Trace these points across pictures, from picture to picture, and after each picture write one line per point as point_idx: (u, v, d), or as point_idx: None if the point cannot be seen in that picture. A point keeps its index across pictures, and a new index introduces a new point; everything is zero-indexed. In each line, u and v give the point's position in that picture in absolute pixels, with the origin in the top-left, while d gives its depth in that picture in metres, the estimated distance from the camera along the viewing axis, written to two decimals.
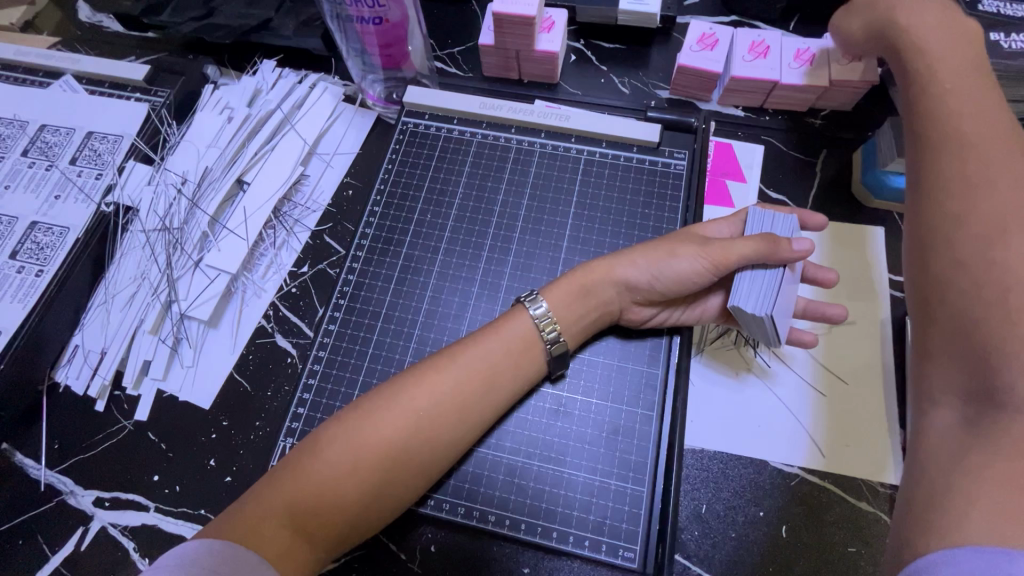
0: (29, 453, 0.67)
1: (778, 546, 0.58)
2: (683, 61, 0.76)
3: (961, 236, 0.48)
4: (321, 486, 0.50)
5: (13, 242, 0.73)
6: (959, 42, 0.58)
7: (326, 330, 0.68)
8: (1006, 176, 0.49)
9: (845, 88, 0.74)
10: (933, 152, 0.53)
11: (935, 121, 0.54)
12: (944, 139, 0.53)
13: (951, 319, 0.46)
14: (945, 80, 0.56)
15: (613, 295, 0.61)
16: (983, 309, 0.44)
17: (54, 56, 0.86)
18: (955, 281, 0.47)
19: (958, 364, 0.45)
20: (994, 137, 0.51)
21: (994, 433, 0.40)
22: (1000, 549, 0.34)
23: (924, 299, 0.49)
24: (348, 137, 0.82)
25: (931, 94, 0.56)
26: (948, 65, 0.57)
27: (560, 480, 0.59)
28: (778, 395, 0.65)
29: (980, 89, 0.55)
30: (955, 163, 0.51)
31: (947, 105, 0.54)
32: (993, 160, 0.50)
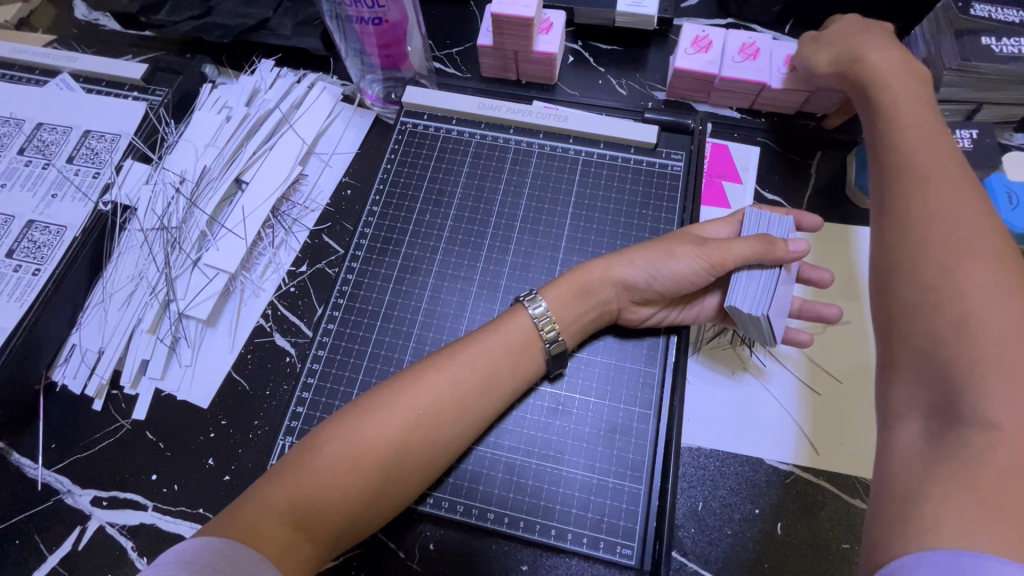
0: (25, 453, 0.66)
1: (772, 543, 0.58)
2: (677, 65, 0.77)
3: (920, 254, 0.49)
4: (321, 485, 0.50)
5: (10, 241, 0.73)
6: (914, 81, 0.61)
7: (325, 329, 0.69)
8: (960, 200, 0.50)
9: (831, 95, 0.74)
10: (892, 177, 0.55)
11: (893, 149, 0.56)
12: (905, 165, 0.54)
13: (917, 337, 0.46)
14: (904, 112, 0.59)
15: (612, 295, 0.62)
16: (943, 328, 0.45)
17: (50, 54, 0.86)
18: (916, 299, 0.47)
19: (923, 382, 0.45)
20: (948, 162, 0.53)
21: (956, 444, 0.41)
22: (969, 550, 0.35)
23: (888, 319, 0.50)
24: (347, 137, 0.82)
25: (891, 123, 0.58)
26: (905, 99, 0.60)
27: (559, 478, 0.60)
28: (773, 394, 0.66)
29: (934, 120, 0.57)
30: (912, 184, 0.52)
31: (906, 135, 0.57)
32: (946, 182, 0.51)
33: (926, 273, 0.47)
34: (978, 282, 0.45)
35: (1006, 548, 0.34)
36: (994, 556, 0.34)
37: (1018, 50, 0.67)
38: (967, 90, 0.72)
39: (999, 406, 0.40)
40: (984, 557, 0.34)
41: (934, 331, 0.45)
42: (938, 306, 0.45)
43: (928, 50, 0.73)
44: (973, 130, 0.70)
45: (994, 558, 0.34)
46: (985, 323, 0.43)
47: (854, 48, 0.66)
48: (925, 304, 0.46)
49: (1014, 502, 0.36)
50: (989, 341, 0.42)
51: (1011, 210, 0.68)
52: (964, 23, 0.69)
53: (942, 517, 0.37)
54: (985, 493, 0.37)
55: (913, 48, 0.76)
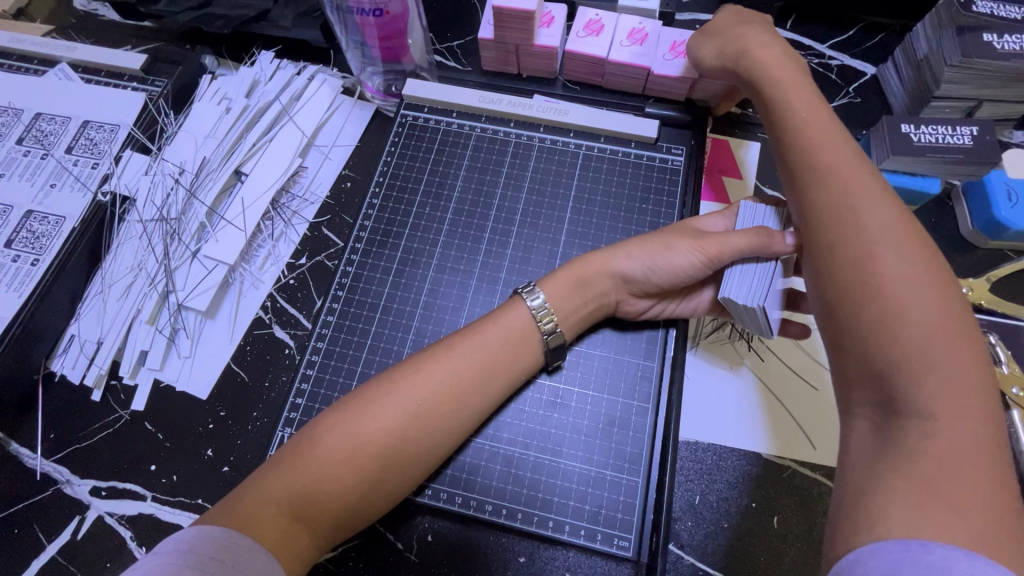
0: (24, 442, 0.66)
1: (765, 534, 0.59)
2: (568, 48, 0.78)
3: (835, 254, 0.49)
4: (321, 474, 0.50)
5: (8, 231, 0.73)
6: (803, 76, 0.62)
7: (324, 321, 0.69)
8: (866, 194, 0.50)
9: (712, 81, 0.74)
10: (798, 177, 0.55)
11: (795, 147, 0.56)
12: (810, 165, 0.54)
13: (860, 340, 0.45)
14: (800, 108, 0.58)
15: (610, 287, 0.62)
16: (869, 325, 0.45)
17: (49, 43, 0.86)
18: (849, 299, 0.47)
19: (861, 378, 0.45)
20: (846, 154, 0.53)
21: (898, 437, 0.41)
22: (922, 541, 0.35)
23: (825, 320, 0.49)
24: (347, 129, 0.82)
25: (789, 121, 0.58)
26: (797, 95, 0.60)
27: (556, 471, 0.60)
28: (766, 387, 0.66)
29: (827, 114, 0.58)
30: (815, 184, 0.53)
31: (805, 133, 0.56)
32: (847, 175, 0.52)
33: (845, 272, 0.47)
34: (900, 276, 0.45)
35: (952, 536, 0.35)
36: (944, 544, 0.35)
37: (1020, 47, 0.67)
38: (966, 87, 0.72)
39: (933, 395, 0.41)
40: (933, 544, 0.35)
41: (864, 330, 0.45)
42: (862, 304, 0.46)
43: (930, 48, 0.73)
44: (973, 127, 0.70)
45: (943, 546, 0.35)
46: (911, 317, 0.43)
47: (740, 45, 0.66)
48: (851, 302, 0.46)
49: (961, 491, 0.37)
50: (914, 334, 0.43)
51: (1010, 208, 0.68)
52: (965, 20, 0.68)
53: (891, 508, 0.38)
54: (925, 485, 0.38)
55: (915, 44, 0.75)
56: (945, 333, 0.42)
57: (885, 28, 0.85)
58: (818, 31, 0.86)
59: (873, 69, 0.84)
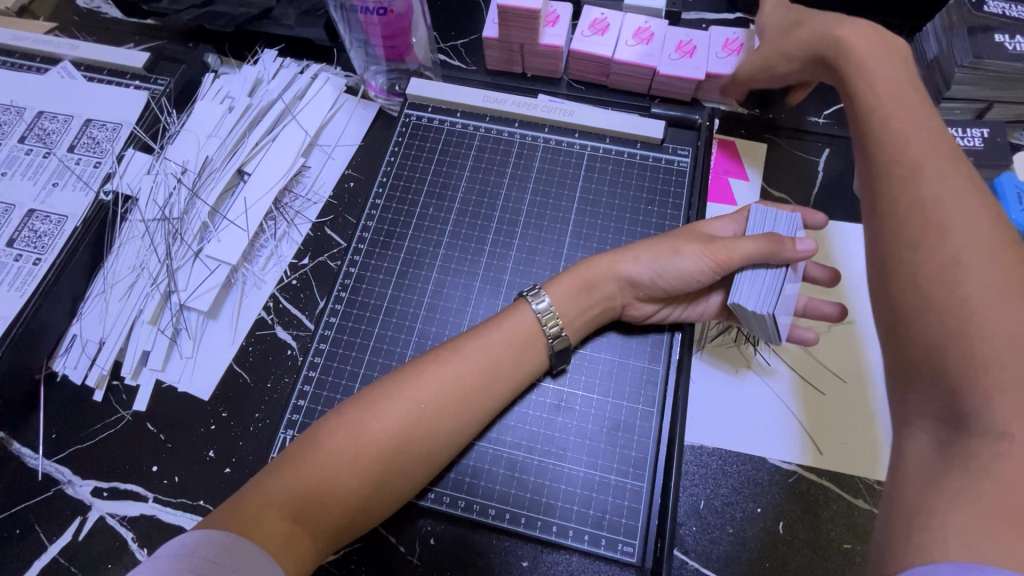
0: (26, 442, 0.66)
1: (772, 540, 0.58)
2: (573, 47, 0.78)
3: (915, 256, 0.46)
4: (324, 477, 0.50)
5: (10, 230, 0.73)
6: (893, 68, 0.57)
7: (327, 323, 0.68)
8: (958, 199, 0.47)
9: (717, 79, 0.76)
10: (879, 171, 0.51)
11: (880, 140, 0.53)
12: (896, 164, 0.50)
13: (932, 350, 0.42)
14: (886, 104, 0.55)
15: (616, 290, 0.62)
16: (945, 331, 0.42)
17: (51, 41, 0.85)
18: (922, 307, 0.44)
19: (925, 387, 0.43)
20: (937, 154, 0.50)
21: (965, 454, 0.39)
22: (974, 564, 0.34)
23: (890, 327, 0.47)
24: (350, 129, 0.82)
25: (875, 116, 0.55)
26: (885, 86, 0.56)
27: (559, 475, 0.59)
28: (774, 391, 0.66)
29: (922, 108, 0.54)
30: (899, 180, 0.50)
31: (895, 130, 0.52)
32: (938, 175, 0.48)
33: (924, 275, 0.45)
34: (985, 288, 0.42)
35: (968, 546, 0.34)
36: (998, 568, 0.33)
37: None
38: (977, 88, 0.71)
39: (1006, 412, 0.38)
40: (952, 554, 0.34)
41: (936, 340, 0.42)
42: (938, 310, 0.43)
43: (940, 49, 0.72)
44: (984, 129, 0.70)
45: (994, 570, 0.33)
46: (990, 332, 0.40)
47: (828, 32, 0.62)
48: (926, 306, 0.44)
49: (1014, 511, 0.35)
50: (994, 349, 0.40)
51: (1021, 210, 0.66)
52: (976, 20, 0.68)
53: (948, 530, 0.36)
54: (990, 507, 0.36)
55: (925, 45, 0.75)
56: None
57: (894, 27, 0.84)
58: None
59: None
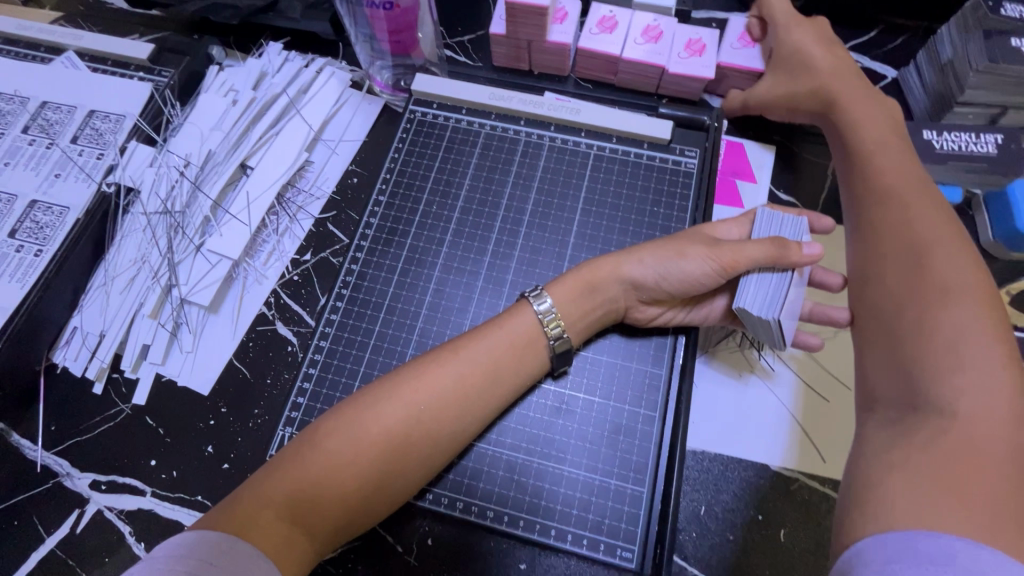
0: (25, 434, 0.66)
1: (771, 548, 0.58)
2: (581, 45, 0.77)
3: (885, 266, 0.54)
4: (321, 474, 0.49)
5: (12, 221, 0.72)
6: (879, 111, 0.67)
7: (328, 320, 0.68)
8: (925, 217, 0.55)
9: (729, 71, 0.76)
10: (859, 195, 0.61)
11: (863, 174, 0.62)
12: (873, 189, 0.60)
13: (894, 340, 0.50)
14: (870, 140, 0.64)
15: (620, 293, 0.61)
16: (908, 327, 0.49)
17: (56, 31, 0.85)
18: (889, 306, 0.52)
19: (887, 373, 0.49)
20: (908, 182, 0.59)
21: (917, 428, 0.44)
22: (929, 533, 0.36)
23: (863, 323, 0.54)
24: (355, 124, 0.81)
25: (859, 149, 0.64)
26: (870, 124, 0.66)
27: (559, 479, 0.59)
28: (778, 397, 0.65)
29: (902, 149, 0.62)
30: (876, 206, 0.58)
31: (874, 161, 0.62)
32: (913, 202, 0.56)
33: (891, 279, 0.53)
34: (943, 287, 0.49)
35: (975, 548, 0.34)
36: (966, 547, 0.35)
37: None
38: (992, 93, 0.70)
39: (953, 394, 0.44)
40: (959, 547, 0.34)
41: (899, 332, 0.50)
42: (902, 308, 0.50)
43: (955, 51, 0.70)
44: (998, 134, 0.69)
45: (946, 535, 0.36)
46: (943, 321, 0.47)
47: (819, 83, 0.70)
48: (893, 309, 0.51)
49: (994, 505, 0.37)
50: (946, 336, 0.47)
51: None
52: (992, 23, 0.67)
53: (903, 504, 0.39)
54: (931, 475, 0.40)
55: (938, 48, 0.73)
56: (980, 341, 0.45)
57: (907, 30, 0.83)
58: (838, 31, 0.84)
59: (893, 72, 0.81)
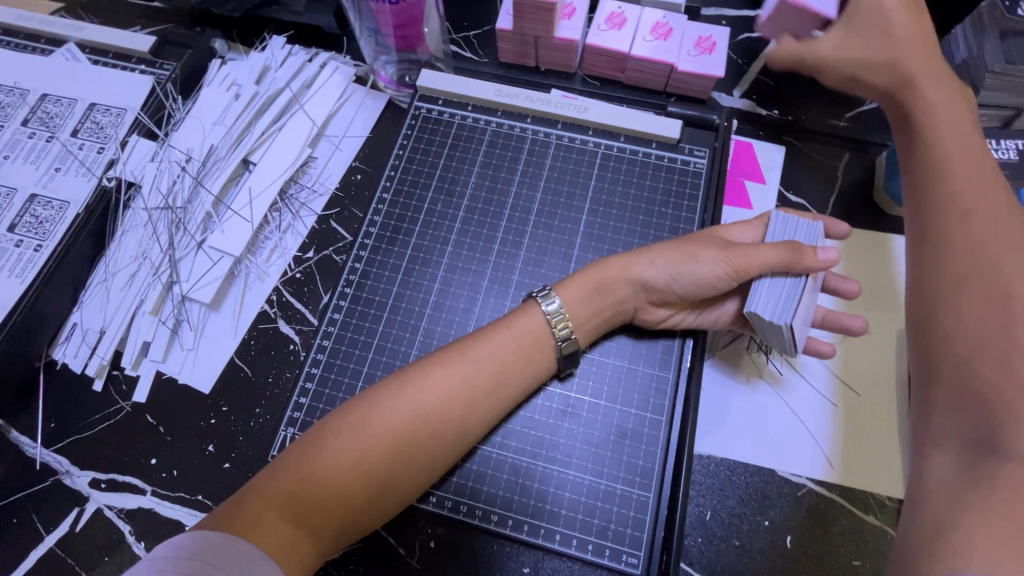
0: (24, 431, 0.65)
1: (777, 554, 0.57)
2: (589, 41, 0.75)
3: (964, 295, 0.51)
4: (326, 477, 0.49)
5: (11, 215, 0.72)
6: (954, 98, 0.60)
7: (331, 319, 0.67)
8: (1008, 240, 0.51)
9: (791, 7, 0.68)
10: (933, 203, 0.55)
11: (939, 181, 0.56)
12: (950, 200, 0.55)
13: (966, 377, 0.48)
14: (945, 134, 0.57)
15: (628, 294, 0.60)
16: (988, 367, 0.47)
17: (56, 23, 0.83)
18: (970, 342, 0.49)
19: (953, 411, 0.48)
20: (989, 196, 0.54)
21: (990, 473, 0.43)
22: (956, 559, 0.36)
23: (926, 353, 0.52)
24: (359, 120, 0.80)
25: (933, 144, 0.57)
26: (946, 114, 0.58)
27: (564, 482, 0.58)
28: (786, 402, 0.64)
29: (978, 149, 0.57)
30: (956, 222, 0.53)
31: (952, 163, 0.56)
32: (998, 226, 0.52)
33: (970, 311, 0.50)
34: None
35: None
36: None
37: None
38: (1007, 94, 0.68)
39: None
40: None
41: (976, 370, 0.48)
42: (984, 347, 0.48)
43: (969, 53, 0.70)
44: (1018, 139, 0.68)
45: None
46: None
47: (896, 51, 0.61)
48: (974, 349, 0.49)
49: None
50: None
51: None
52: (1010, 24, 0.65)
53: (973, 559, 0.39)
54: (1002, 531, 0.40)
55: (951, 48, 0.73)
56: None
57: None
58: None
59: None
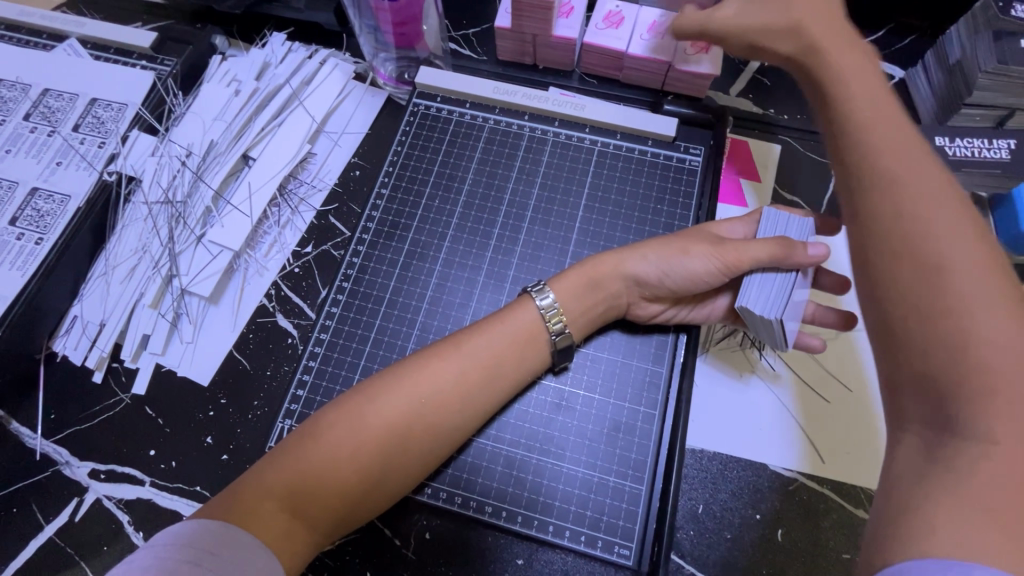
0: (24, 422, 0.66)
1: (768, 548, 0.58)
2: (587, 40, 0.76)
3: (895, 265, 0.44)
4: (322, 468, 0.49)
5: (13, 208, 0.72)
6: (864, 58, 0.56)
7: (328, 313, 0.68)
8: (939, 196, 0.46)
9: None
10: (852, 169, 0.50)
11: (848, 141, 0.51)
12: (871, 161, 0.49)
13: (921, 359, 0.41)
14: (859, 95, 0.53)
15: (621, 289, 0.61)
16: (940, 345, 0.41)
17: (59, 19, 0.84)
18: (914, 317, 0.42)
19: (917, 398, 0.42)
20: (917, 152, 0.49)
21: (949, 458, 0.39)
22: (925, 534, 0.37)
23: (878, 334, 0.45)
24: (358, 116, 0.80)
25: (848, 105, 0.53)
26: (855, 76, 0.55)
27: (558, 475, 0.59)
28: (778, 398, 0.65)
29: (892, 105, 0.52)
30: (877, 185, 0.47)
31: (866, 124, 0.51)
32: (912, 177, 0.47)
33: (908, 282, 0.43)
34: (976, 292, 0.41)
35: (980, 553, 0.34)
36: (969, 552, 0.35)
37: None
38: (1000, 95, 0.69)
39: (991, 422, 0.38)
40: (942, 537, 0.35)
41: (929, 349, 0.41)
42: (929, 321, 0.42)
43: (964, 53, 0.70)
44: (1011, 140, 0.68)
45: None
46: (984, 336, 0.39)
47: (798, 17, 0.59)
48: (909, 318, 0.43)
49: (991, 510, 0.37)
50: (989, 356, 0.39)
51: None
52: (1002, 25, 0.67)
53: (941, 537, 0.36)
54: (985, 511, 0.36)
55: (947, 48, 0.73)
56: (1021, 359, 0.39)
57: (916, 29, 0.83)
58: None
59: (901, 72, 0.80)
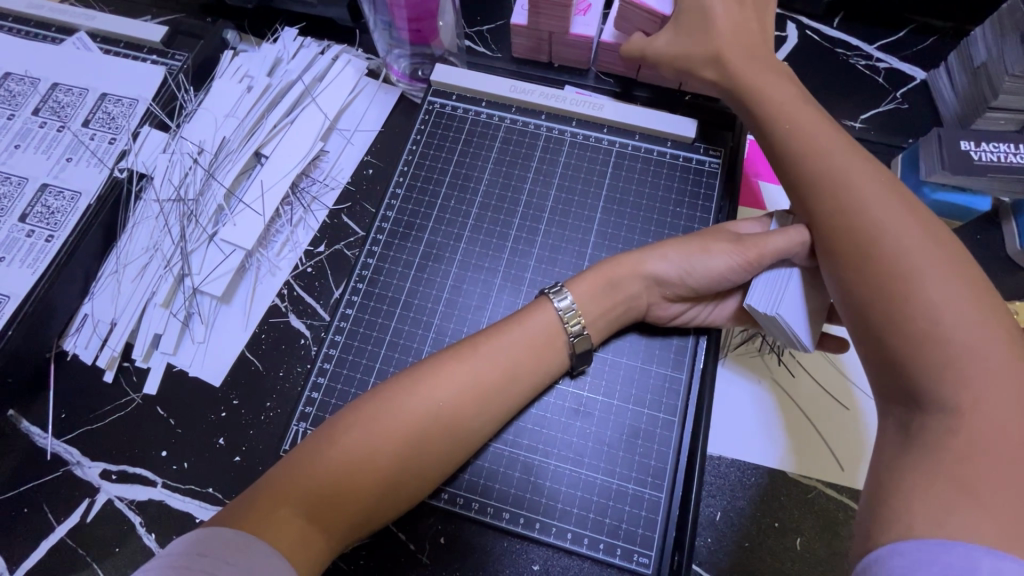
0: (35, 421, 0.65)
1: (787, 557, 0.57)
2: (603, 39, 0.75)
3: (851, 261, 0.51)
4: (341, 476, 0.49)
5: (22, 205, 0.71)
6: (783, 79, 0.64)
7: (343, 315, 0.67)
8: (869, 194, 0.53)
9: (635, 9, 0.71)
10: (798, 183, 0.57)
11: (791, 157, 0.58)
12: (811, 174, 0.56)
13: (889, 341, 0.47)
14: (788, 115, 0.60)
15: (641, 289, 0.60)
16: (899, 326, 0.47)
17: (67, 12, 0.83)
18: (872, 304, 0.49)
19: (892, 378, 0.47)
20: (849, 157, 0.56)
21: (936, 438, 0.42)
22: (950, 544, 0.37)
23: (853, 322, 0.51)
24: (371, 114, 0.79)
25: (783, 124, 0.60)
26: (783, 96, 0.62)
27: (576, 481, 0.58)
28: (799, 405, 0.64)
29: (816, 118, 0.60)
30: (820, 194, 0.55)
31: (798, 142, 0.58)
32: (864, 184, 0.53)
33: (864, 275, 0.50)
34: (923, 273, 0.47)
35: None
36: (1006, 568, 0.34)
37: None
38: None
39: (959, 391, 0.43)
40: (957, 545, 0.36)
41: (892, 332, 0.47)
42: (885, 306, 0.48)
43: (989, 54, 0.69)
44: None
45: (985, 557, 0.35)
46: (934, 311, 0.45)
47: (717, 49, 0.66)
48: (872, 304, 0.49)
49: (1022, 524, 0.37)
50: (942, 328, 0.45)
51: None
52: None
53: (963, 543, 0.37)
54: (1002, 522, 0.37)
55: (972, 49, 0.72)
56: (970, 326, 0.44)
57: (938, 30, 0.81)
58: (867, 31, 0.82)
59: (923, 74, 0.79)
